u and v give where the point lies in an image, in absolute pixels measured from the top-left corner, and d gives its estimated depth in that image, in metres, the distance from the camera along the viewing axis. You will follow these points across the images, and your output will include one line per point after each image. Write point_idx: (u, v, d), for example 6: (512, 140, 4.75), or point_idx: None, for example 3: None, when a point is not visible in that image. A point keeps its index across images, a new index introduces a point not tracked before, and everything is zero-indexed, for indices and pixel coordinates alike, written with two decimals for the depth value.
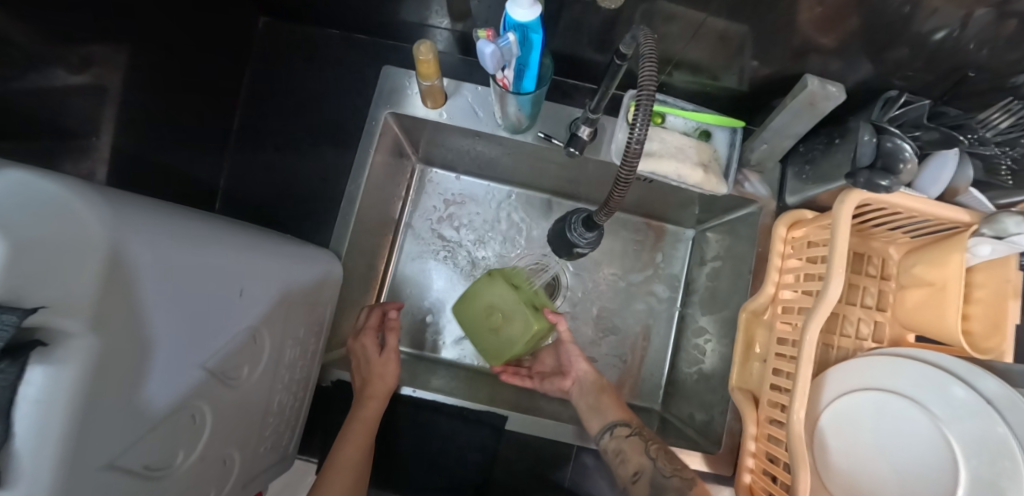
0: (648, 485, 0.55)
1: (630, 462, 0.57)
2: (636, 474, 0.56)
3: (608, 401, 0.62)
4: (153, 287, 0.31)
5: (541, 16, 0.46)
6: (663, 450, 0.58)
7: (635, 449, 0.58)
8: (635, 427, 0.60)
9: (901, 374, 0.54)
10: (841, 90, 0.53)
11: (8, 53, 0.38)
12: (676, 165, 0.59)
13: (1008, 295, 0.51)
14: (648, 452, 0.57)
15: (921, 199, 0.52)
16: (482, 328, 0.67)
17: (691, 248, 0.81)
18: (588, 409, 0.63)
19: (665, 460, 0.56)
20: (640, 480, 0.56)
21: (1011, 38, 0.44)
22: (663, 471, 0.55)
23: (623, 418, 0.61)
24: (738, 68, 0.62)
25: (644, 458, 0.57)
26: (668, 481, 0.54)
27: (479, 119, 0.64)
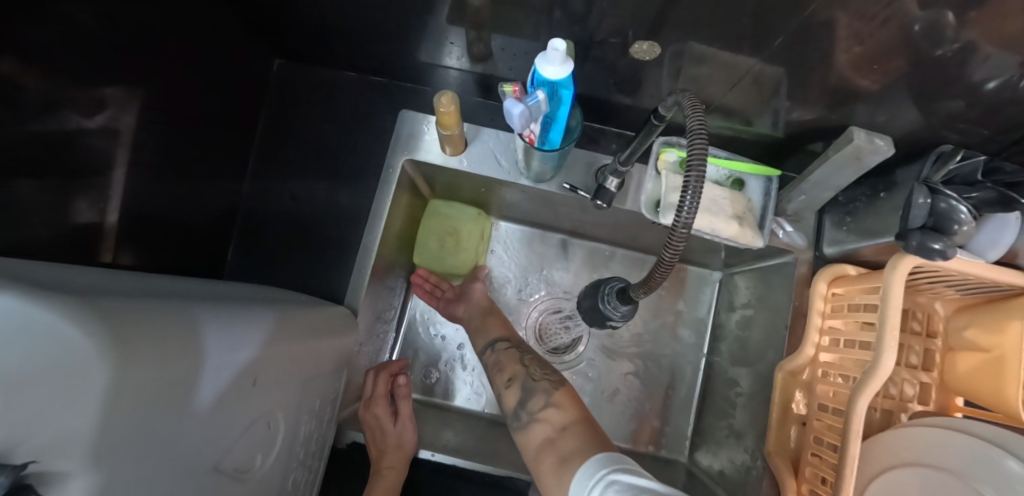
0: (518, 388, 0.55)
1: (506, 369, 0.58)
2: (510, 380, 0.57)
3: (494, 323, 0.66)
4: (158, 399, 0.28)
5: (573, 72, 0.44)
6: (537, 362, 0.59)
7: (511, 359, 0.59)
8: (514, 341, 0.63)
9: (954, 452, 0.50)
10: (889, 144, 0.50)
11: (23, 102, 0.35)
12: (710, 218, 0.56)
13: None
14: (522, 361, 0.59)
15: (973, 263, 0.49)
16: (436, 234, 0.73)
17: (718, 292, 0.78)
18: (479, 331, 0.67)
19: (536, 368, 0.57)
20: (513, 386, 0.56)
21: None
22: (532, 375, 0.56)
23: (505, 336, 0.64)
24: (772, 112, 0.58)
25: (518, 366, 0.58)
26: (537, 384, 0.55)
27: (501, 167, 0.62)
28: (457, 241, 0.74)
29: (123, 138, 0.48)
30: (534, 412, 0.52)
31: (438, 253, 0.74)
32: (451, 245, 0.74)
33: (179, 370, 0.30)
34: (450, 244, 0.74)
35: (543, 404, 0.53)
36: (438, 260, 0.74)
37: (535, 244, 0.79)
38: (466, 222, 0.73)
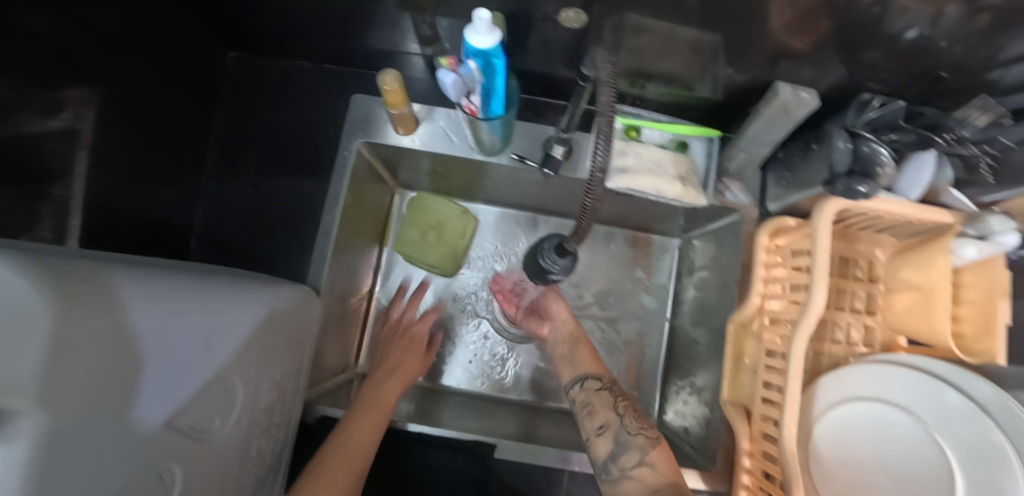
0: (610, 439, 0.54)
1: (598, 415, 0.56)
2: (601, 427, 0.55)
3: (584, 354, 0.62)
4: (107, 350, 0.30)
5: (502, 42, 0.46)
6: (632, 409, 0.56)
7: (604, 404, 0.57)
8: (610, 381, 0.59)
9: (896, 386, 0.52)
10: (813, 96, 0.52)
11: None
12: (654, 180, 0.58)
13: (997, 294, 0.50)
14: (616, 408, 0.56)
15: (898, 203, 0.51)
16: (416, 227, 0.76)
17: (677, 257, 0.80)
18: (569, 361, 0.63)
19: (632, 419, 0.55)
20: (604, 433, 0.54)
21: (984, 32, 0.42)
22: (628, 428, 0.54)
23: (597, 373, 0.60)
24: (711, 76, 0.60)
25: (613, 413, 0.56)
26: (633, 437, 0.53)
27: (453, 144, 0.64)
28: (437, 230, 0.76)
29: (83, 136, 0.49)
30: (626, 468, 0.51)
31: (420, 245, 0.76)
32: (431, 236, 0.76)
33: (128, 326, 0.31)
34: (429, 234, 0.76)
35: (636, 461, 0.51)
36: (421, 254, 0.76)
37: (501, 223, 0.81)
38: (443, 213, 0.76)
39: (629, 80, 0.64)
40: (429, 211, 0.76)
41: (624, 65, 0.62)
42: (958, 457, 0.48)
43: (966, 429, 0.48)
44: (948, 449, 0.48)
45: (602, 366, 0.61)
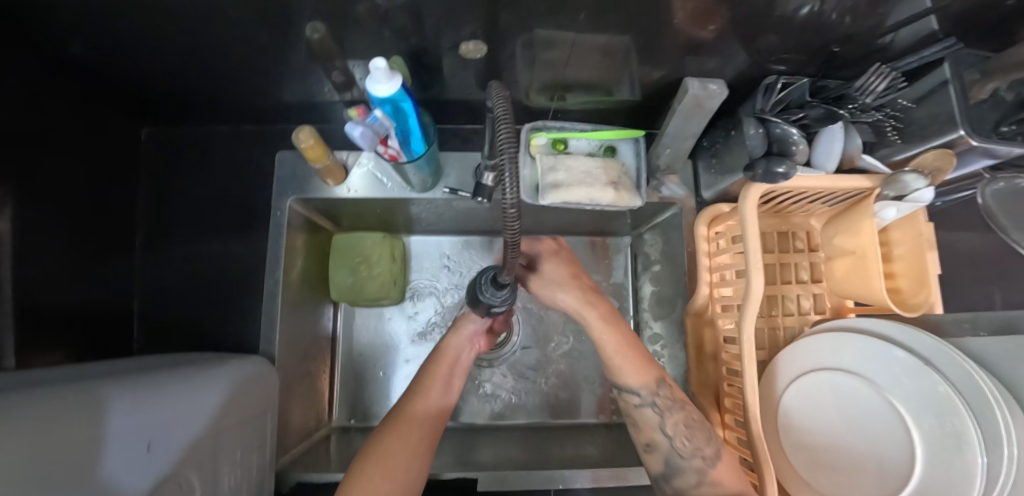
0: (662, 459, 0.51)
1: (643, 432, 0.52)
2: (648, 445, 0.52)
3: (617, 356, 0.54)
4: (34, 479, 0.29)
5: (404, 85, 0.46)
6: (683, 422, 0.51)
7: (648, 422, 0.52)
8: (653, 393, 0.52)
9: (848, 351, 0.54)
10: (721, 86, 0.54)
11: None
12: (585, 190, 0.59)
13: (924, 248, 0.52)
14: (663, 429, 0.51)
15: (817, 178, 0.52)
16: (344, 266, 0.71)
17: (631, 254, 0.81)
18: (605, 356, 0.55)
19: (684, 439, 0.50)
20: (654, 454, 0.52)
21: (869, 3, 0.44)
22: (680, 451, 0.50)
23: (636, 385, 0.52)
24: (627, 79, 0.61)
25: (659, 433, 0.51)
26: (686, 462, 0.49)
27: (386, 187, 0.64)
28: (365, 263, 0.71)
29: (3, 243, 0.48)
30: (685, 490, 0.49)
31: (353, 283, 0.71)
32: (362, 270, 0.71)
33: (59, 450, 0.31)
34: (360, 270, 0.71)
35: (696, 481, 0.49)
36: (359, 291, 0.71)
37: (454, 249, 0.81)
38: (369, 242, 0.71)
39: (549, 93, 0.65)
40: (356, 245, 0.72)
41: (540, 80, 0.62)
42: (911, 411, 0.49)
43: (915, 383, 0.49)
44: (901, 405, 0.50)
45: (648, 376, 0.53)
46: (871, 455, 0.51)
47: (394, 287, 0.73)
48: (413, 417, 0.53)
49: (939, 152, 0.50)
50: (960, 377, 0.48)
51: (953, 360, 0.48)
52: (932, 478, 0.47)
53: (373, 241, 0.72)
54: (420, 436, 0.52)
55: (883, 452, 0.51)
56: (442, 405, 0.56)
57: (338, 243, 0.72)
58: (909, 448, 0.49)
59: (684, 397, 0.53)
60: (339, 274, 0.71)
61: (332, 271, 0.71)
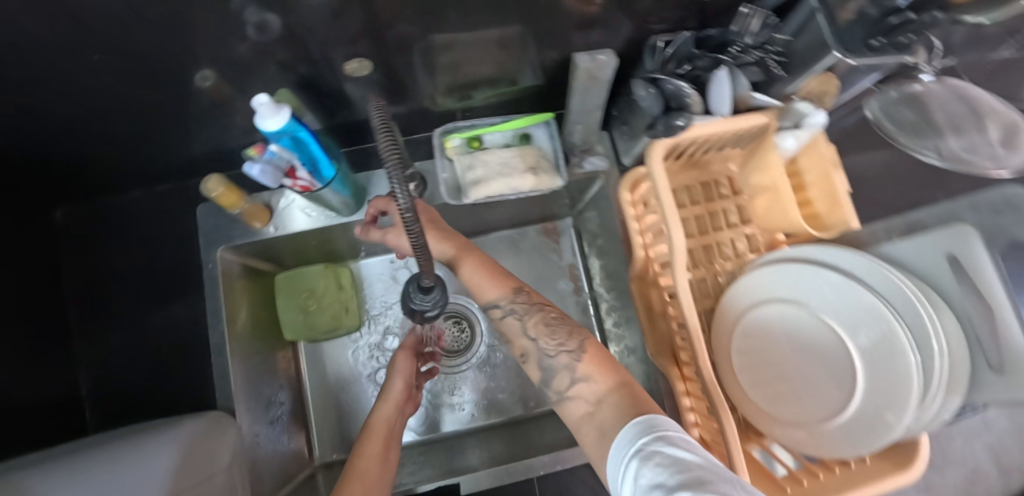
0: (536, 366, 0.52)
1: (516, 345, 0.54)
2: (523, 355, 0.54)
3: (478, 279, 0.57)
4: None
5: (294, 115, 0.47)
6: (545, 326, 0.52)
7: (515, 333, 0.54)
8: (511, 300, 0.54)
9: (786, 280, 0.55)
10: (610, 55, 0.54)
11: None
12: (505, 182, 0.60)
13: (830, 169, 0.54)
14: (527, 334, 0.53)
15: (717, 123, 0.54)
16: (292, 304, 0.71)
17: (576, 233, 0.83)
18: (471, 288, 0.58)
19: (547, 337, 0.52)
20: (530, 361, 0.53)
21: None
22: (547, 350, 0.51)
23: (495, 299, 0.55)
24: (524, 66, 0.62)
25: (525, 339, 0.53)
26: (555, 360, 0.50)
27: (314, 218, 0.65)
28: (314, 298, 0.71)
29: None
30: (563, 391, 0.49)
31: (306, 319, 0.71)
32: (311, 305, 0.71)
33: None
34: (310, 306, 0.71)
35: (570, 381, 0.49)
36: (313, 326, 0.71)
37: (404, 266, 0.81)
38: (315, 276, 0.71)
39: (454, 94, 0.65)
40: (302, 282, 0.71)
41: (441, 84, 0.63)
42: (848, 328, 0.52)
43: (850, 300, 0.52)
44: (840, 323, 0.53)
45: (502, 288, 0.55)
46: (816, 376, 0.53)
47: (349, 315, 0.73)
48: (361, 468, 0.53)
49: (822, 78, 0.55)
50: (881, 285, 0.51)
51: (874, 270, 0.52)
52: (869, 388, 0.50)
53: (319, 275, 0.72)
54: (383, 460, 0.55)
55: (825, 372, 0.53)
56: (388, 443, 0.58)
57: (283, 282, 0.71)
58: (849, 360, 0.52)
59: (544, 300, 0.55)
60: (289, 312, 0.71)
61: (281, 311, 0.71)
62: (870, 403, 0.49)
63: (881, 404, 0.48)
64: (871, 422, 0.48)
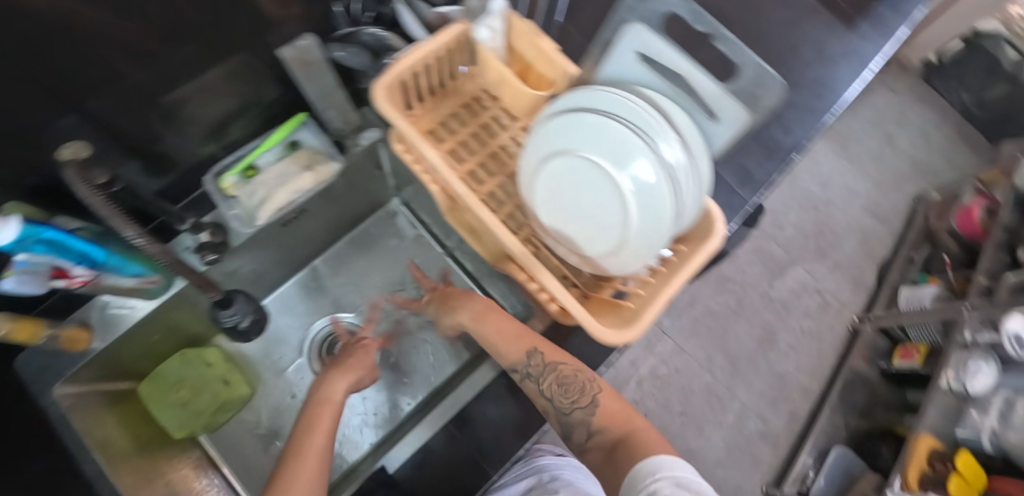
0: (555, 419, 0.62)
1: (536, 402, 0.63)
2: (543, 411, 0.63)
3: (505, 339, 0.65)
4: None
5: (28, 221, 0.46)
6: (558, 386, 0.61)
7: (533, 393, 0.62)
8: (527, 364, 0.62)
9: (547, 141, 0.58)
10: (311, 38, 0.57)
11: None
12: (287, 189, 0.63)
13: (533, 36, 0.59)
14: (545, 395, 0.61)
15: (419, 47, 0.56)
16: (169, 402, 0.69)
17: (405, 211, 0.87)
18: (496, 350, 0.65)
19: (561, 396, 0.60)
20: (550, 414, 0.63)
21: None
22: (563, 408, 0.60)
23: (530, 350, 0.63)
24: (257, 83, 0.65)
25: (543, 399, 0.62)
26: (571, 417, 0.60)
27: (135, 311, 0.64)
28: (190, 388, 0.70)
29: None
30: (583, 443, 0.59)
31: (189, 411, 0.69)
32: (190, 397, 0.69)
33: None
34: (188, 398, 0.69)
35: (586, 433, 0.59)
36: (201, 413, 0.70)
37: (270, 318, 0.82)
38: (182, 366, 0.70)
39: (208, 137, 0.67)
40: (173, 379, 0.70)
41: (187, 133, 0.64)
42: (608, 159, 0.54)
43: (599, 132, 0.53)
44: (601, 158, 0.54)
45: (522, 352, 0.62)
46: (607, 214, 0.56)
47: (236, 384, 0.74)
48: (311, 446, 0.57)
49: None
50: (603, 105, 0.54)
51: (593, 97, 0.54)
52: (644, 199, 0.53)
53: (188, 364, 0.71)
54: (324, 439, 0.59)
55: (609, 209, 0.55)
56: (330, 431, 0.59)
57: (152, 389, 0.69)
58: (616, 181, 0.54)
59: (556, 358, 0.63)
60: (170, 414, 0.69)
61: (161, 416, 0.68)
62: (653, 208, 0.53)
63: (661, 203, 0.52)
64: (663, 222, 0.52)
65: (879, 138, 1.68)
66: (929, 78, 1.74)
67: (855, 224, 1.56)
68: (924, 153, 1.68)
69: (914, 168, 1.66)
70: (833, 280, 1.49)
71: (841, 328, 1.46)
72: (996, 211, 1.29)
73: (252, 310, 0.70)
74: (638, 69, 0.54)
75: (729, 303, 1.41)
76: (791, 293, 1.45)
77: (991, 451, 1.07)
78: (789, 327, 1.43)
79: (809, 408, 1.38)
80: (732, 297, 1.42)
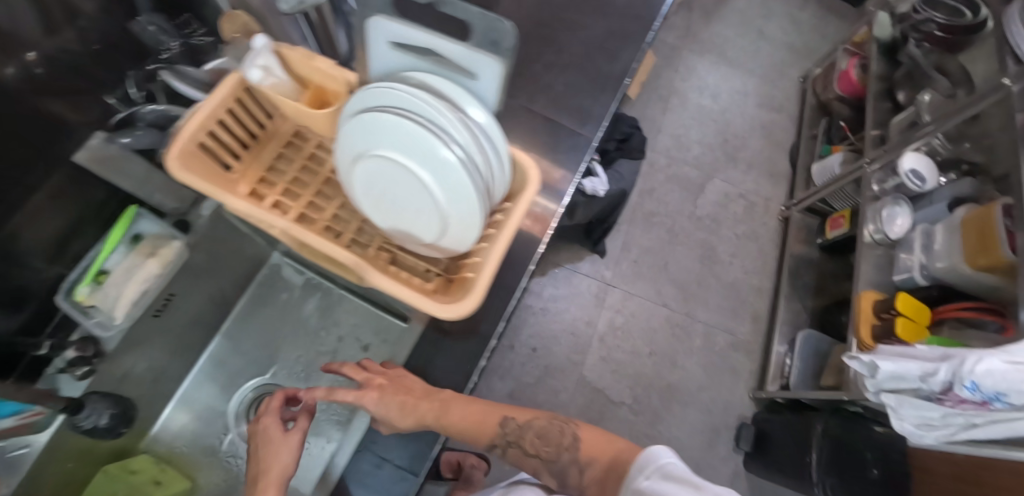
0: (551, 478, 0.52)
1: (527, 466, 0.54)
2: (536, 472, 0.54)
3: (472, 414, 0.59)
4: None
5: None
6: (540, 441, 0.54)
7: (519, 457, 0.55)
8: (498, 435, 0.56)
9: (347, 153, 0.59)
10: (95, 139, 0.60)
11: None
12: (134, 282, 0.64)
13: (305, 61, 0.60)
14: (531, 454, 0.54)
15: (199, 109, 0.57)
16: None
17: (290, 263, 0.85)
18: (462, 426, 0.58)
19: (545, 448, 0.53)
20: (544, 475, 0.53)
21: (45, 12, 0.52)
22: (550, 457, 0.52)
23: (501, 417, 0.57)
24: (76, 192, 0.65)
25: (529, 459, 0.54)
26: (561, 466, 0.51)
27: (23, 455, 0.59)
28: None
29: None
30: (577, 492, 0.49)
31: None
32: None
33: None
34: None
35: (580, 481, 0.49)
36: None
37: (191, 408, 0.80)
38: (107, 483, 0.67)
39: (50, 261, 0.66)
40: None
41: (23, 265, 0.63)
42: (404, 153, 0.54)
43: (383, 133, 0.54)
44: (394, 153, 0.55)
45: (489, 427, 0.56)
46: (424, 202, 0.57)
47: (171, 482, 0.70)
48: None
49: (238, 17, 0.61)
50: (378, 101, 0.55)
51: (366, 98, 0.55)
52: (446, 181, 0.54)
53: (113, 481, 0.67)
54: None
55: (424, 199, 0.57)
56: None
57: None
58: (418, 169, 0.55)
59: (532, 414, 0.57)
60: None
61: None
62: (457, 187, 0.54)
63: (461, 181, 0.53)
64: (467, 193, 0.54)
65: (749, 35, 1.73)
66: None
67: (755, 121, 1.60)
68: (795, 35, 1.74)
69: (789, 51, 1.71)
70: (751, 180, 1.53)
71: (773, 221, 1.50)
72: (868, 65, 1.40)
73: (110, 406, 0.65)
74: (401, 58, 0.55)
75: (661, 236, 1.43)
76: (717, 206, 1.48)
77: (925, 284, 1.11)
78: (725, 238, 1.46)
79: (768, 306, 1.42)
80: (663, 229, 1.44)
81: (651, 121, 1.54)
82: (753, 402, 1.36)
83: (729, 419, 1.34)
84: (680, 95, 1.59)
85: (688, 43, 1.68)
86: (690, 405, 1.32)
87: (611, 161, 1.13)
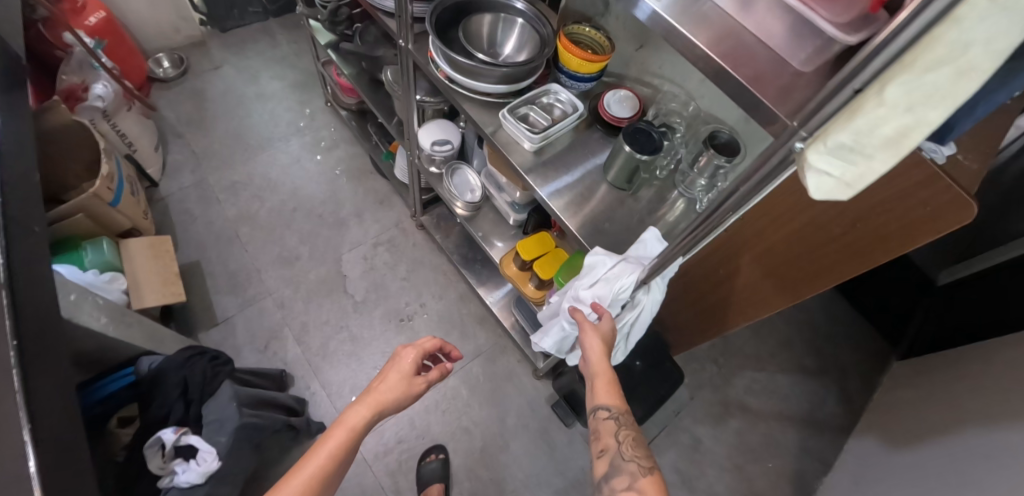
0: (610, 461, 0.63)
1: (602, 441, 0.66)
2: (602, 451, 0.65)
3: (608, 383, 0.69)
4: None
5: None
6: (632, 441, 0.64)
7: (607, 430, 0.66)
8: (615, 410, 0.67)
9: None
10: None
11: None
12: None
13: None
14: (616, 438, 0.64)
15: None
16: None
17: None
18: (592, 384, 0.70)
19: (624, 448, 0.63)
20: (603, 458, 0.65)
21: None
22: (619, 457, 0.63)
23: (614, 403, 0.67)
24: None
25: (611, 441, 0.65)
26: (625, 466, 0.62)
27: None
28: None
29: None
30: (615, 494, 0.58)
31: None
32: None
33: None
34: None
35: (625, 486, 0.59)
36: None
37: None
38: None
39: None
40: None
41: None
42: None
43: None
44: None
45: (614, 399, 0.67)
46: None
47: None
48: (318, 448, 0.68)
49: None
50: None
51: None
52: None
53: None
54: (330, 456, 0.67)
55: None
56: (345, 429, 0.70)
57: None
58: None
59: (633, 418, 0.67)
60: None
61: None
62: None
63: None
64: None
65: (248, 105, 1.64)
66: (211, 38, 1.75)
67: (325, 172, 1.55)
68: (283, 76, 1.71)
69: (291, 89, 1.68)
70: (370, 224, 1.50)
71: (418, 235, 1.50)
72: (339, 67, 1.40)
73: None
74: None
75: (350, 350, 1.31)
76: (368, 273, 1.42)
77: (523, 215, 1.16)
78: (399, 290, 1.41)
79: (478, 302, 1.44)
80: (348, 343, 1.32)
81: (243, 269, 1.37)
82: (542, 378, 1.39)
83: (541, 412, 1.34)
84: (244, 220, 1.44)
85: (202, 164, 1.50)
86: (511, 439, 1.30)
87: (200, 416, 0.96)
